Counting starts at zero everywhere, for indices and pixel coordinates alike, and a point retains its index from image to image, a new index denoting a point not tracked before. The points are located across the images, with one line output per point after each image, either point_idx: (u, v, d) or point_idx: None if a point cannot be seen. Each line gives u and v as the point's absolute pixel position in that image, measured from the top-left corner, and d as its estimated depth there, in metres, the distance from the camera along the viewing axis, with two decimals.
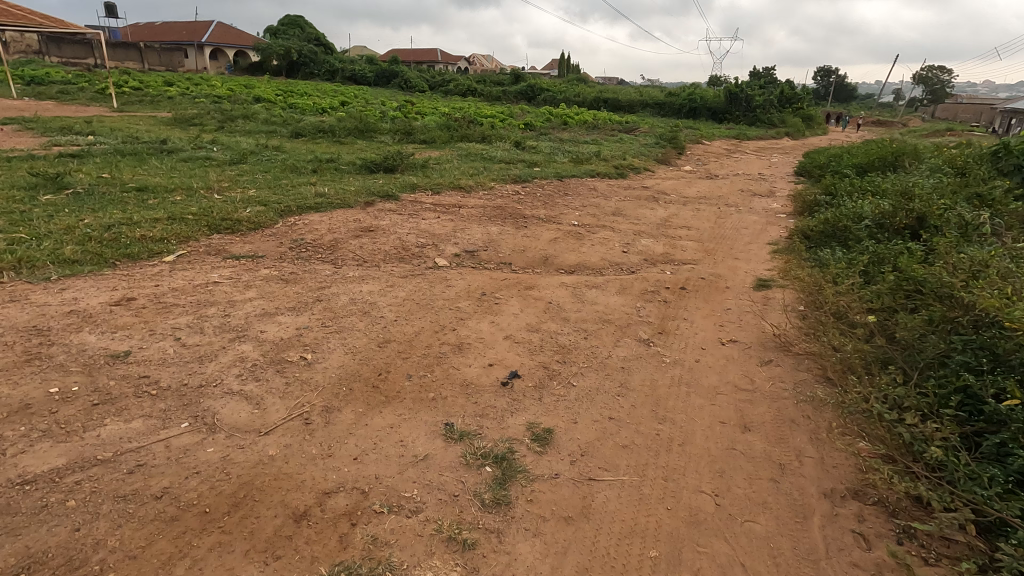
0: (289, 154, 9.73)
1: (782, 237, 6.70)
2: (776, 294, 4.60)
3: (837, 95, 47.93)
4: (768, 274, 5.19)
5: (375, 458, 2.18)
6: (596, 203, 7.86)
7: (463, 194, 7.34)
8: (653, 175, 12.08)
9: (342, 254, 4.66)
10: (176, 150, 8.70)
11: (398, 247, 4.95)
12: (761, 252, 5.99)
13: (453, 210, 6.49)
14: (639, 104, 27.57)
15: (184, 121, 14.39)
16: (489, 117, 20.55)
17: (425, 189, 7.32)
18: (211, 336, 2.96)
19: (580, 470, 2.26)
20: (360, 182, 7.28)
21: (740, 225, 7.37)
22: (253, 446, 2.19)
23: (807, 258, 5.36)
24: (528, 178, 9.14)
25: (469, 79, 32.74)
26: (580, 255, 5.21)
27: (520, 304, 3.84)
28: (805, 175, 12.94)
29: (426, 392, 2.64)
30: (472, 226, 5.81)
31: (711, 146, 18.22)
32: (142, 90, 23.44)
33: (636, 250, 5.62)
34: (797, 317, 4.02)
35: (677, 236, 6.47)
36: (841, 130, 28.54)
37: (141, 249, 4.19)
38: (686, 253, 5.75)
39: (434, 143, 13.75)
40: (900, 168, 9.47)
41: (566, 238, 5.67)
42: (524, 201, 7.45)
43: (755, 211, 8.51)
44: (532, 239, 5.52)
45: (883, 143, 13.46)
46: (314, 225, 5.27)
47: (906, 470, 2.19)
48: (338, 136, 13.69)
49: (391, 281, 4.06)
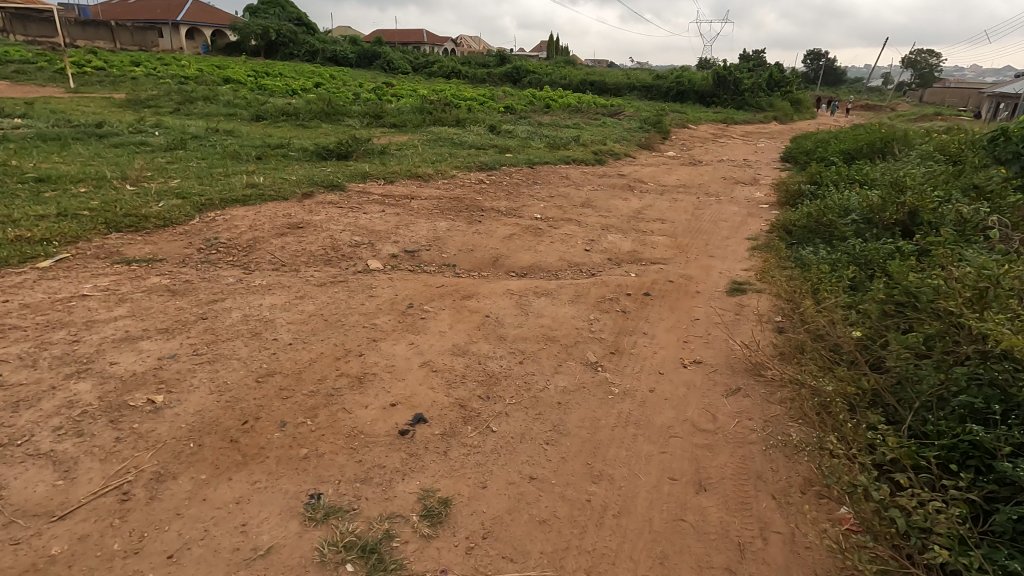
0: (239, 139, 9.02)
1: (763, 231, 6.19)
2: (751, 301, 4.08)
3: (827, 78, 47.40)
4: (743, 275, 4.67)
5: (199, 556, 1.64)
6: (565, 192, 7.30)
7: (419, 184, 6.74)
8: (633, 161, 11.51)
9: (257, 256, 4.06)
10: (109, 134, 7.97)
11: (326, 247, 4.36)
12: (738, 249, 5.47)
13: (404, 202, 5.89)
14: (626, 87, 26.90)
15: (137, 103, 13.53)
16: (469, 99, 19.83)
17: (377, 179, 6.71)
18: (43, 371, 2.38)
19: (476, 562, 1.73)
20: (305, 170, 6.64)
21: (719, 217, 6.84)
22: (33, 542, 1.64)
23: (787, 258, 4.85)
24: (496, 165, 8.55)
25: (452, 60, 31.77)
26: (535, 255, 4.65)
27: (449, 318, 3.28)
28: (792, 161, 12.44)
29: (298, 448, 2.08)
30: (420, 220, 5.22)
31: (696, 130, 17.65)
32: (106, 71, 22.35)
33: (600, 247, 5.07)
34: (772, 331, 3.51)
35: (648, 231, 5.92)
36: (829, 114, 28.05)
37: (11, 252, 3.58)
38: (655, 250, 5.21)
39: (404, 127, 13.04)
40: (890, 155, 8.97)
41: (523, 235, 5.11)
42: (486, 192, 6.86)
43: (735, 200, 7.99)
44: (485, 236, 4.96)
45: (871, 128, 12.99)
46: (234, 221, 4.65)
47: (899, 565, 1.69)
48: (303, 119, 12.94)
49: (304, 290, 3.48)
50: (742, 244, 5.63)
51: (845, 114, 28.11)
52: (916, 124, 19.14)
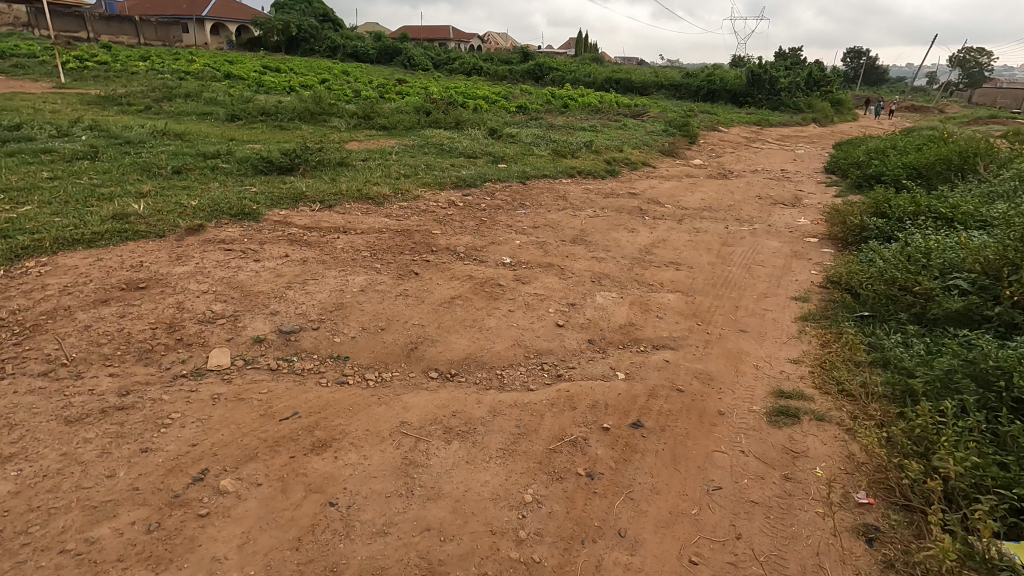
0: (183, 145, 7.71)
1: (814, 282, 4.58)
2: (811, 440, 2.49)
3: (867, 76, 44.77)
4: (792, 379, 3.08)
5: None
6: (555, 220, 5.79)
7: (364, 209, 5.31)
8: (650, 171, 9.92)
9: (29, 348, 2.63)
10: (18, 140, 6.70)
11: (158, 326, 2.92)
12: (782, 321, 3.85)
13: (328, 238, 4.44)
14: (653, 85, 25.12)
15: (109, 100, 12.37)
16: (479, 97, 18.41)
17: (312, 202, 5.30)
18: None
19: None
20: (222, 191, 5.25)
21: (753, 259, 5.21)
22: None
23: (859, 349, 3.25)
24: (480, 179, 7.08)
25: (472, 56, 30.36)
26: (477, 337, 3.14)
27: (255, 515, 1.79)
28: (839, 172, 10.67)
29: None
30: (333, 271, 3.77)
31: (727, 133, 15.83)
32: (109, 64, 21.50)
33: (581, 318, 3.52)
34: (855, 535, 1.96)
35: (655, 285, 4.33)
36: (874, 116, 25.80)
37: None
38: (660, 323, 3.64)
39: (394, 130, 11.63)
40: (969, 174, 7.21)
41: (470, 298, 3.59)
42: (451, 220, 5.38)
43: (774, 230, 6.32)
44: (414, 298, 3.48)
45: (934, 136, 11.12)
46: (48, 277, 3.24)
47: None
48: (284, 121, 11.60)
49: (30, 436, 2.04)
50: (787, 310, 4.02)
51: (892, 114, 25.81)
52: (977, 129, 17.08)
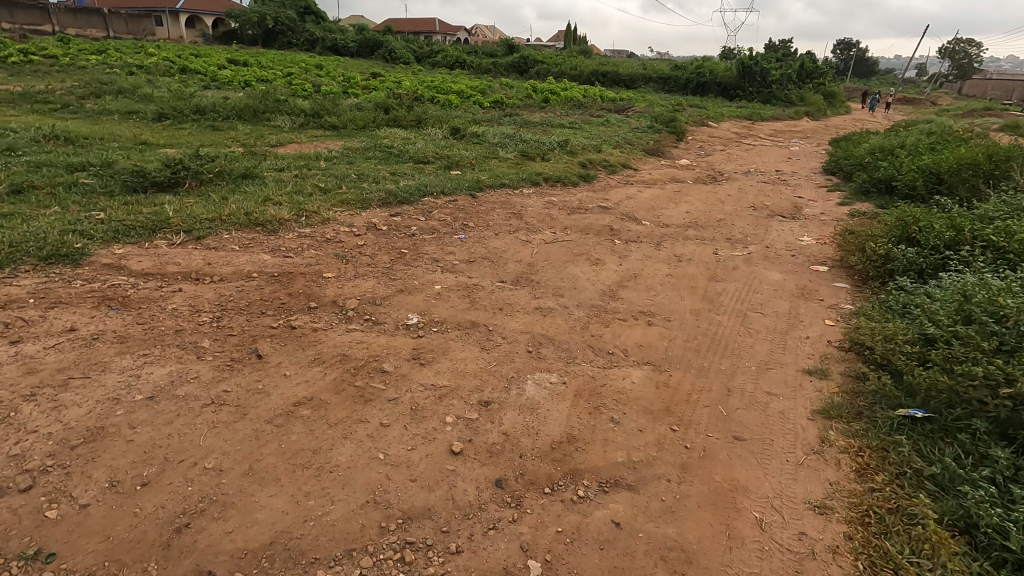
0: (65, 151, 6.43)
1: (832, 341, 3.41)
2: None
3: (858, 68, 43.92)
4: (820, 555, 1.90)
5: None
6: (499, 248, 4.58)
7: (244, 241, 4.08)
8: (629, 175, 8.74)
9: None
10: None
11: None
12: (795, 417, 2.65)
13: (165, 292, 3.21)
14: (640, 78, 23.92)
15: (26, 98, 11.00)
16: (453, 90, 17.15)
17: (174, 231, 4.06)
18: None
19: None
20: (54, 219, 4.00)
21: (749, 301, 4.04)
22: None
23: (920, 493, 2.08)
24: (418, 191, 5.86)
25: (452, 47, 28.96)
26: (308, 494, 1.91)
27: None
28: (841, 173, 9.53)
29: None
30: (129, 355, 2.52)
31: (717, 129, 14.61)
32: (58, 57, 20.01)
33: (494, 435, 2.30)
34: None
35: (616, 354, 3.13)
36: (870, 110, 24.81)
37: None
38: (615, 434, 2.42)
39: (345, 130, 10.37)
40: (1000, 180, 6.08)
41: (325, 404, 2.35)
42: (360, 253, 4.16)
43: (774, 255, 5.14)
44: (231, 409, 2.24)
45: (943, 133, 9.97)
46: None
47: None
48: (219, 121, 10.25)
49: None
50: (800, 396, 2.82)
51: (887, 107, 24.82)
52: (979, 123, 16.06)
